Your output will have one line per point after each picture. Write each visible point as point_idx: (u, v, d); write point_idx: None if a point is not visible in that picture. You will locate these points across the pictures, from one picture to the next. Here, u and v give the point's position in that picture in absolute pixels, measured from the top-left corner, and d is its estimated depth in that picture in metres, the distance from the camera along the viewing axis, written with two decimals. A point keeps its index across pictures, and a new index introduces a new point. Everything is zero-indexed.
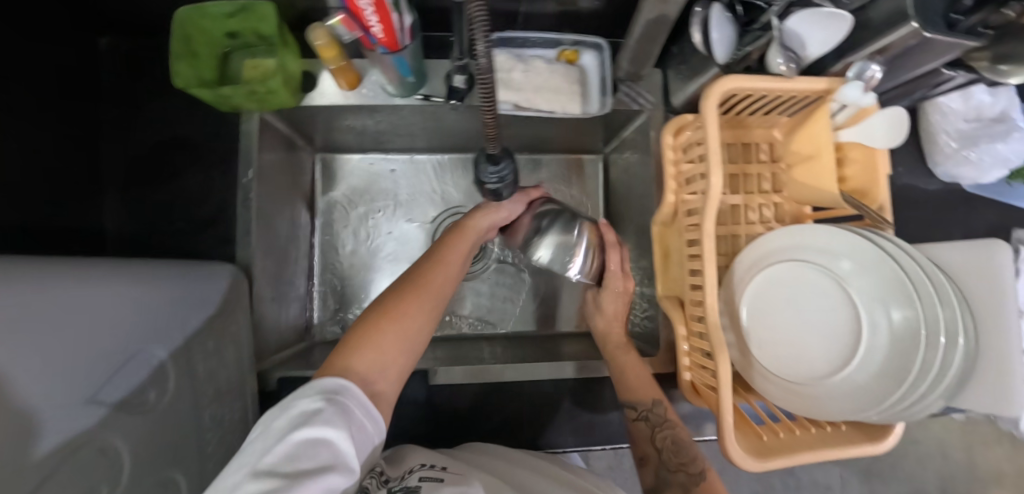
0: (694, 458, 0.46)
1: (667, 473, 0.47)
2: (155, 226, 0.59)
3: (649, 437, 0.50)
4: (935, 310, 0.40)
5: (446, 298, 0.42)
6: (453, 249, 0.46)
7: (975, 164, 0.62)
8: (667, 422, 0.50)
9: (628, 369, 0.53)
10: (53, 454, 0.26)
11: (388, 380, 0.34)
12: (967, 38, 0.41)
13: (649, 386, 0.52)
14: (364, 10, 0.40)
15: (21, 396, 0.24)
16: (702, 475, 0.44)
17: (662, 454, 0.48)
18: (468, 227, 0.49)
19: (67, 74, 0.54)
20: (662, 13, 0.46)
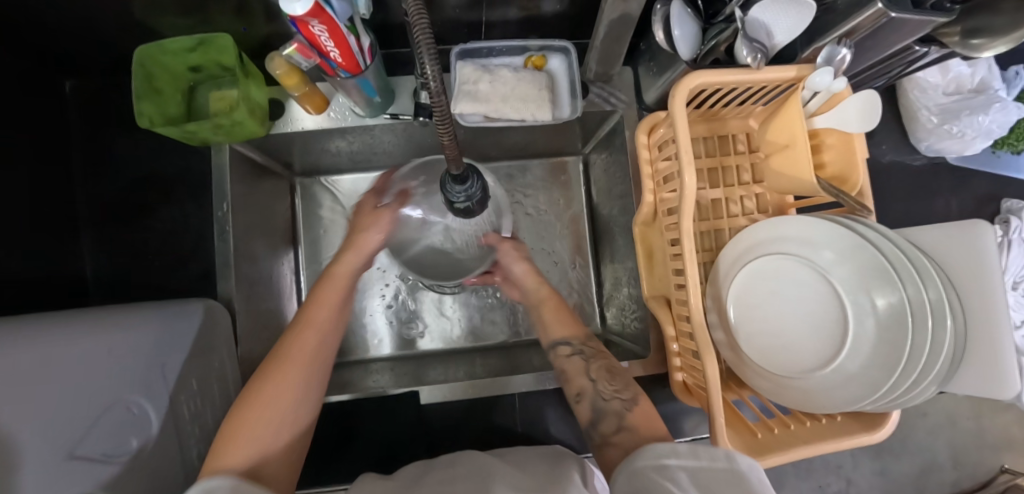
0: (628, 386, 0.46)
1: (604, 403, 0.45)
2: (136, 267, 0.59)
3: (583, 370, 0.49)
4: (920, 293, 0.39)
5: (324, 358, 0.43)
6: (320, 302, 0.46)
7: (958, 137, 0.61)
8: (597, 354, 0.50)
9: (553, 315, 0.55)
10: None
11: (269, 463, 0.35)
12: (936, 14, 0.40)
13: (575, 323, 0.54)
14: (319, 36, 0.39)
15: None
16: (634, 400, 0.44)
17: (596, 384, 0.47)
18: (337, 272, 0.50)
19: (37, 123, 0.54)
20: (624, 13, 0.45)
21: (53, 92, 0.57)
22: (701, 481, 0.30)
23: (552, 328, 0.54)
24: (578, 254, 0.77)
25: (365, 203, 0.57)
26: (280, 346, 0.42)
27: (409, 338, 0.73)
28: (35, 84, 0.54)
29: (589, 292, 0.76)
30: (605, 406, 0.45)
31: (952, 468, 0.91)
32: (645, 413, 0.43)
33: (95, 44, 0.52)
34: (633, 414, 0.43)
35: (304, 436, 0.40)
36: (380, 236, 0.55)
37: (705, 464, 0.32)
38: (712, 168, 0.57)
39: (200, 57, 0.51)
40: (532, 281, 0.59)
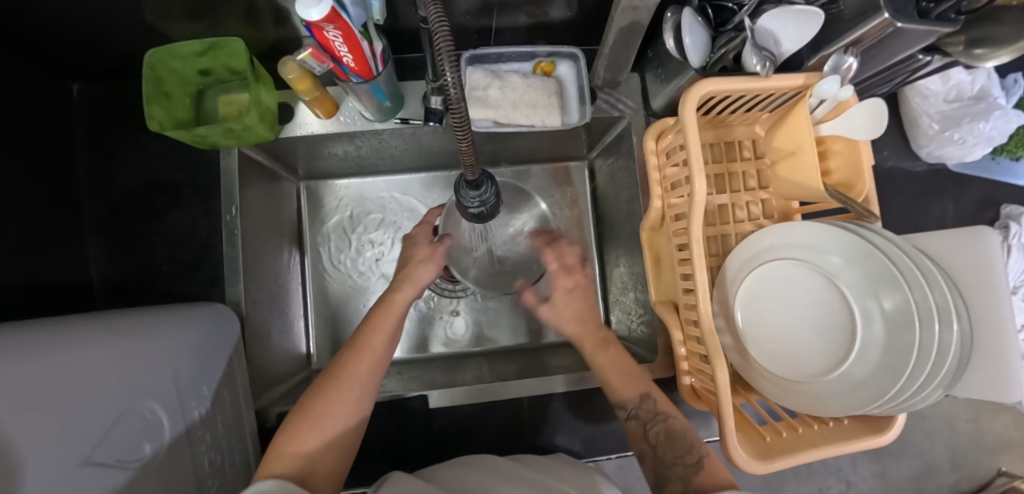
0: (692, 447, 0.43)
1: (667, 468, 0.43)
2: (142, 273, 0.59)
3: (642, 435, 0.47)
4: (926, 298, 0.40)
5: (377, 382, 0.46)
6: (374, 330, 0.48)
7: (959, 144, 0.62)
8: (659, 414, 0.47)
9: (609, 371, 0.51)
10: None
11: (320, 474, 0.38)
12: (940, 25, 0.41)
13: (630, 379, 0.50)
14: (333, 41, 0.40)
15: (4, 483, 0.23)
16: (700, 463, 0.42)
17: (656, 449, 0.45)
18: (394, 302, 0.52)
19: (41, 128, 0.54)
20: (634, 20, 0.46)
21: (58, 96, 0.57)
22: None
23: (613, 388, 0.50)
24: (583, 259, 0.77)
25: (419, 235, 0.59)
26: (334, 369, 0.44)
27: (415, 343, 0.73)
28: (39, 87, 0.53)
29: (595, 296, 0.76)
30: (669, 472, 0.43)
31: (950, 470, 0.92)
32: (713, 473, 0.40)
33: (101, 46, 0.52)
34: (700, 479, 0.40)
35: (350, 455, 0.43)
36: (433, 268, 0.57)
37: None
38: (719, 174, 0.58)
39: (210, 61, 0.51)
40: (583, 329, 0.56)
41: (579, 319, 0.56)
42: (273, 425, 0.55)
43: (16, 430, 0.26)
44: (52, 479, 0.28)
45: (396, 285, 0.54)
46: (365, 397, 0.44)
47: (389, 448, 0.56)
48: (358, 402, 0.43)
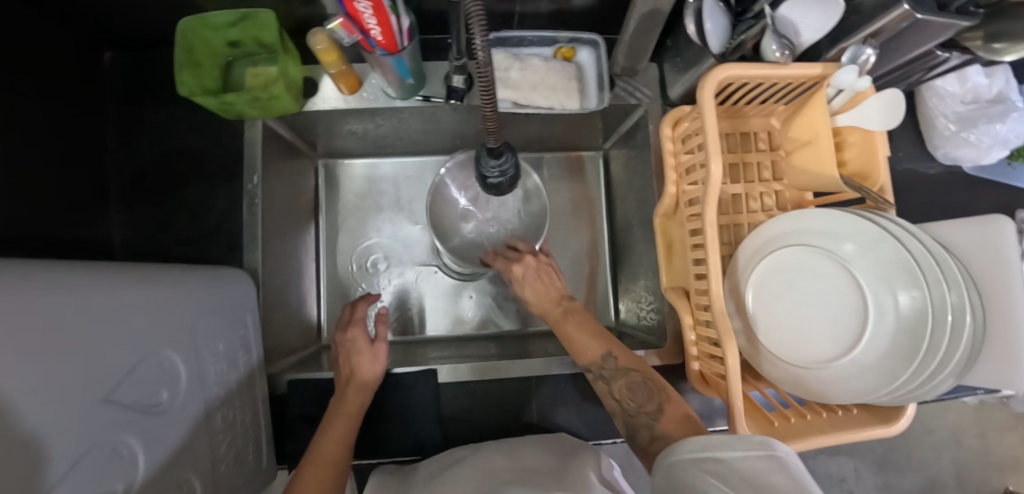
0: (652, 395, 0.44)
1: (632, 419, 0.45)
2: (161, 236, 0.60)
3: (609, 392, 0.48)
4: (941, 288, 0.40)
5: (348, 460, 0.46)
6: (338, 417, 0.49)
7: (975, 145, 0.63)
8: (622, 371, 0.47)
9: (574, 337, 0.52)
10: (62, 463, 0.26)
11: None
12: (959, 18, 0.42)
13: (596, 338, 0.50)
14: (363, 12, 0.41)
15: (29, 409, 0.24)
16: (660, 410, 0.43)
17: (622, 404, 0.46)
18: (345, 404, 0.50)
19: (74, 90, 0.55)
20: (655, 7, 0.47)
21: (93, 62, 0.59)
22: (745, 471, 0.30)
23: (578, 354, 0.51)
24: (593, 249, 0.78)
25: (355, 337, 0.56)
26: (312, 450, 0.45)
27: (420, 324, 0.74)
28: (75, 51, 0.55)
29: (603, 286, 0.77)
30: (634, 422, 0.44)
31: (955, 486, 0.90)
32: (674, 418, 0.42)
33: (136, 16, 0.54)
34: (661, 425, 0.42)
35: None
36: (378, 365, 0.54)
37: (750, 456, 0.31)
38: (733, 164, 0.58)
39: (240, 33, 0.52)
40: (546, 302, 0.57)
41: (544, 294, 0.57)
42: (284, 392, 0.57)
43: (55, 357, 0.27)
44: (72, 409, 0.28)
45: (346, 376, 0.54)
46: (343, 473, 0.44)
47: (396, 422, 0.57)
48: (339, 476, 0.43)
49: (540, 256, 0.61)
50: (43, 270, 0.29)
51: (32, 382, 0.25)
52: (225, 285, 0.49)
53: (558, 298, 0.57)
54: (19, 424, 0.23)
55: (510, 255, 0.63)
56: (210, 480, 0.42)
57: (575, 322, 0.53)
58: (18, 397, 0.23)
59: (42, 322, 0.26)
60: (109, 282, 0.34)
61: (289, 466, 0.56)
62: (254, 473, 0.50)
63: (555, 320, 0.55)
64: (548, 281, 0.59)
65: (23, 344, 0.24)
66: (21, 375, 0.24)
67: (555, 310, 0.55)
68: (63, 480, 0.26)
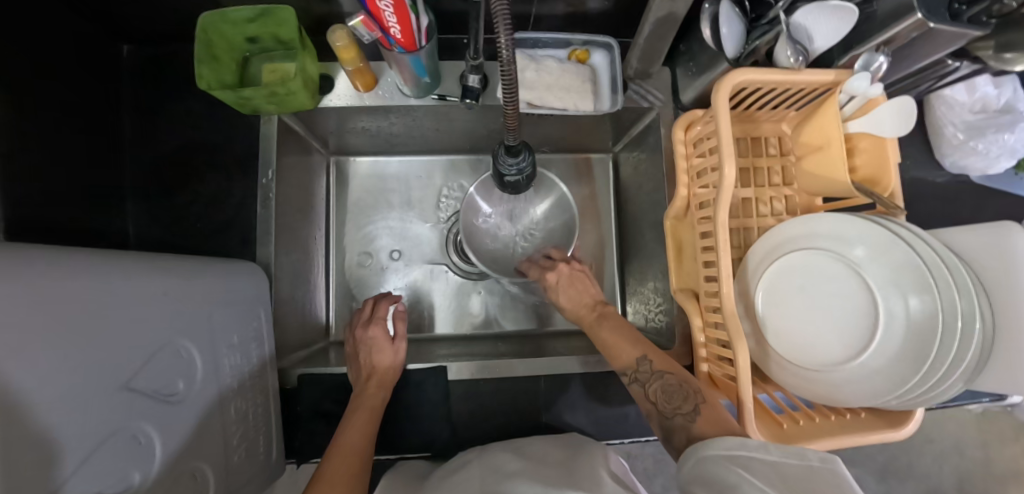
0: (688, 397, 0.43)
1: (668, 421, 0.43)
2: (176, 228, 0.61)
3: (644, 396, 0.47)
4: (952, 293, 0.41)
5: (371, 452, 0.47)
6: (359, 410, 0.50)
7: (982, 154, 0.63)
8: (658, 373, 0.47)
9: (609, 341, 0.52)
10: (81, 449, 0.27)
11: None
12: (971, 27, 0.43)
13: (630, 342, 0.50)
14: (384, 11, 0.41)
15: (51, 394, 0.24)
16: (696, 411, 0.42)
17: (658, 406, 0.45)
18: (367, 396, 0.51)
19: (93, 82, 0.56)
20: (671, 12, 0.47)
21: (111, 54, 0.59)
22: (782, 472, 0.31)
23: (613, 359, 0.51)
24: (601, 252, 0.78)
25: (375, 336, 0.57)
26: (337, 442, 0.46)
27: (429, 322, 0.74)
28: (94, 43, 0.56)
29: (611, 288, 0.77)
30: (670, 425, 0.43)
31: None
32: (713, 419, 0.40)
33: (155, 10, 0.55)
34: (699, 426, 0.40)
35: None
36: (393, 357, 0.56)
37: (788, 460, 0.32)
38: (744, 169, 0.59)
39: (259, 29, 0.53)
40: (581, 307, 0.57)
41: (578, 300, 0.58)
42: (294, 385, 0.57)
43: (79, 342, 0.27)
44: (92, 395, 0.28)
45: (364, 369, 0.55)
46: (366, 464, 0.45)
47: (404, 419, 0.57)
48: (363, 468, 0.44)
49: (573, 263, 0.62)
50: (65, 256, 0.30)
51: (54, 367, 0.25)
52: (239, 278, 0.49)
53: (592, 303, 0.58)
54: (40, 410, 0.23)
55: (542, 263, 0.64)
56: (222, 472, 0.42)
57: (610, 326, 0.54)
58: (41, 381, 0.23)
59: (67, 308, 0.27)
60: (130, 271, 0.34)
61: (299, 461, 0.56)
62: (264, 466, 0.50)
63: (589, 325, 0.56)
64: (583, 286, 0.60)
65: (49, 329, 0.25)
66: (44, 361, 0.24)
67: (590, 315, 0.56)
68: (82, 466, 0.27)
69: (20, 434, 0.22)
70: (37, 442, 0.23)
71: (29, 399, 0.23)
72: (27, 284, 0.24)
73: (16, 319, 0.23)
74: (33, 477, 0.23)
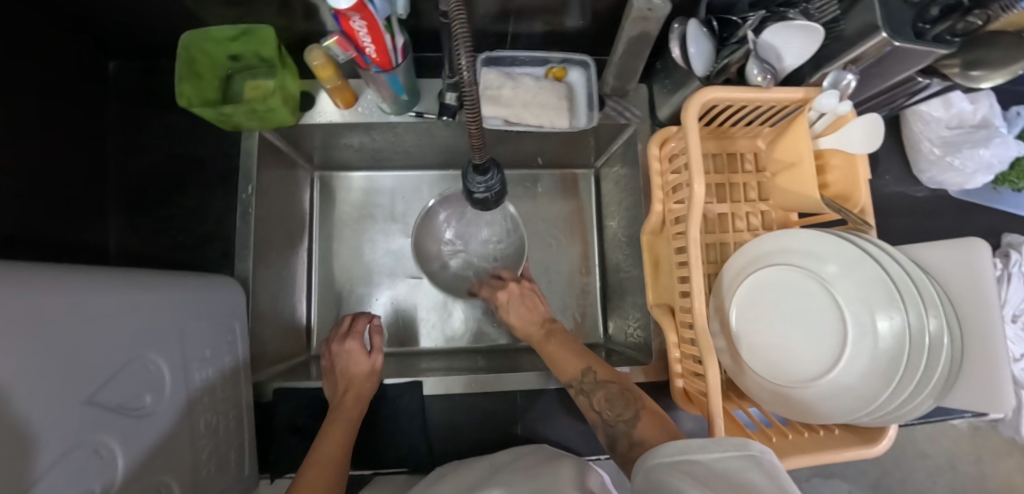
0: (629, 403, 0.45)
1: (612, 428, 0.45)
2: (158, 241, 0.62)
3: (589, 405, 0.48)
4: (920, 311, 0.41)
5: (347, 466, 0.46)
6: (333, 426, 0.49)
7: (959, 170, 0.64)
8: (601, 383, 0.48)
9: (556, 355, 0.54)
10: (47, 455, 0.27)
11: None
12: (937, 45, 0.43)
13: (575, 353, 0.53)
14: (358, 31, 0.42)
15: (20, 402, 0.25)
16: (637, 416, 0.44)
17: (601, 415, 0.46)
18: (344, 408, 0.51)
19: (79, 98, 0.57)
20: (643, 30, 0.49)
21: (97, 71, 0.60)
22: (719, 469, 0.31)
23: (560, 372, 0.53)
24: (583, 265, 0.79)
25: (351, 348, 0.57)
26: (312, 456, 0.46)
27: (411, 336, 0.74)
28: (81, 61, 0.57)
29: (594, 302, 0.78)
30: (614, 431, 0.45)
31: None
32: (654, 422, 0.43)
33: (142, 29, 0.56)
34: (640, 431, 0.42)
35: None
36: (366, 363, 0.56)
37: (727, 457, 0.32)
38: (720, 184, 0.59)
39: (241, 47, 0.54)
40: (531, 325, 0.59)
41: (528, 318, 0.60)
42: (269, 399, 0.57)
43: (53, 352, 0.28)
44: (58, 408, 0.28)
45: (340, 382, 0.55)
46: (340, 479, 0.45)
47: (380, 434, 0.57)
48: (337, 482, 0.44)
49: (523, 282, 0.64)
50: (40, 270, 0.31)
51: (25, 377, 0.25)
52: (214, 291, 0.50)
53: (541, 321, 0.60)
54: (6, 417, 0.24)
55: (494, 282, 0.67)
56: (191, 484, 0.42)
57: (556, 341, 0.56)
58: (15, 388, 0.24)
59: (41, 320, 0.27)
60: (104, 284, 0.35)
61: (273, 475, 0.56)
62: (236, 481, 0.50)
63: (536, 342, 0.58)
64: (535, 303, 0.62)
65: (22, 339, 0.26)
66: (15, 371, 0.25)
67: (538, 332, 0.58)
68: (49, 473, 0.27)
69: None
70: (13, 442, 0.24)
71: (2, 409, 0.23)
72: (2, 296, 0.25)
73: None
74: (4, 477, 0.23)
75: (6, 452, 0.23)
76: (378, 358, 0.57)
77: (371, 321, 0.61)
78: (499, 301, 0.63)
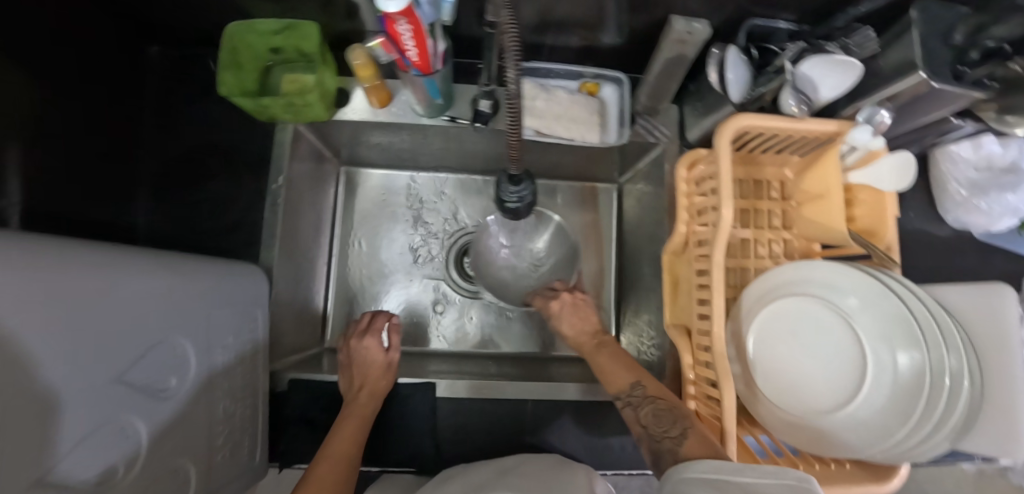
0: (677, 421, 0.43)
1: (657, 444, 0.43)
2: (184, 224, 0.63)
3: (635, 420, 0.47)
4: (941, 352, 0.41)
5: (358, 462, 0.47)
6: (348, 420, 0.50)
7: (985, 213, 0.63)
8: (650, 398, 0.47)
9: (605, 368, 0.54)
10: (74, 434, 0.27)
11: None
12: (973, 90, 0.44)
13: (626, 367, 0.52)
14: (402, 35, 0.43)
15: (52, 383, 0.25)
16: (684, 434, 0.41)
17: (648, 431, 0.45)
18: (359, 404, 0.52)
19: (117, 78, 0.58)
20: (681, 53, 0.49)
21: (137, 54, 0.62)
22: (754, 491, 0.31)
23: (610, 385, 0.52)
24: (599, 279, 0.79)
25: (369, 345, 0.57)
26: (326, 449, 0.46)
27: (422, 336, 0.75)
28: (123, 43, 0.59)
29: (607, 316, 0.78)
30: (658, 447, 0.43)
31: None
32: (700, 439, 0.40)
33: (187, 16, 0.57)
34: (685, 448, 0.40)
35: None
36: (381, 363, 0.56)
37: (763, 480, 0.31)
38: (745, 209, 0.59)
39: (283, 41, 0.55)
40: (582, 336, 0.59)
41: (580, 328, 0.60)
42: (283, 389, 0.57)
43: (89, 333, 0.29)
44: (87, 386, 0.29)
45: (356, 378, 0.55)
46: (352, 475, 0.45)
47: (390, 432, 0.57)
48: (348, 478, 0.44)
49: (576, 292, 0.65)
50: (86, 249, 0.31)
51: (57, 359, 0.26)
52: (240, 279, 0.51)
53: (593, 333, 0.60)
54: (35, 399, 0.24)
55: (547, 293, 0.67)
56: (205, 469, 0.43)
57: (607, 355, 0.55)
58: (44, 371, 0.24)
59: (83, 301, 0.28)
60: (141, 266, 0.36)
61: (282, 465, 0.56)
62: (246, 468, 0.51)
63: (587, 353, 0.58)
64: (588, 313, 0.62)
65: (62, 320, 0.26)
66: (49, 354, 0.25)
67: (589, 342, 0.58)
68: (74, 453, 0.28)
69: (23, 420, 0.23)
70: (40, 422, 0.24)
71: (29, 382, 0.23)
72: (51, 274, 0.26)
73: (39, 307, 0.24)
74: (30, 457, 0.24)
75: (32, 434, 0.23)
76: (394, 354, 0.58)
77: (390, 320, 0.62)
78: (553, 308, 0.63)
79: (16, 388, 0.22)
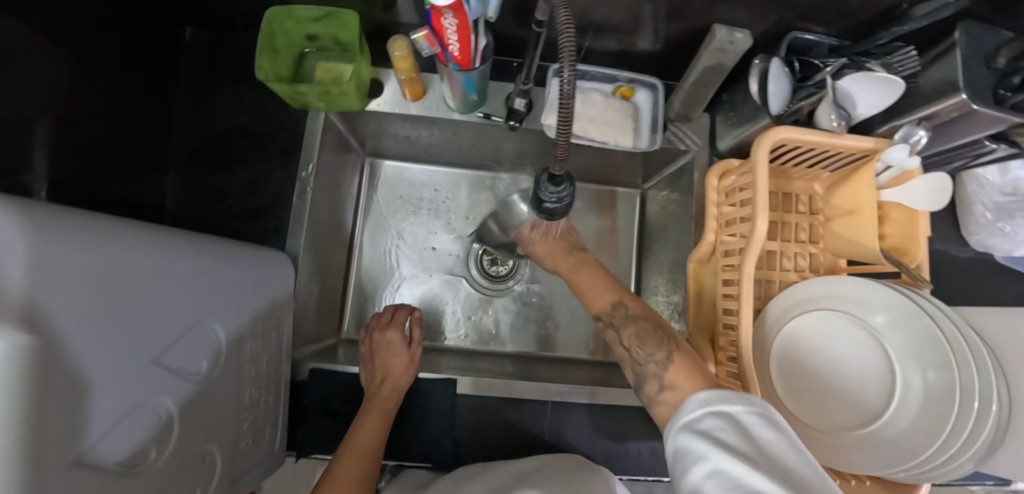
0: (662, 344, 0.44)
1: (641, 367, 0.43)
2: (210, 208, 0.62)
3: (619, 340, 0.48)
4: (971, 373, 0.41)
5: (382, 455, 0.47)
6: (370, 413, 0.49)
7: (1009, 236, 0.64)
8: (633, 319, 0.48)
9: (584, 285, 0.56)
10: (107, 417, 0.27)
11: None
12: (1014, 114, 0.44)
13: (608, 289, 0.53)
14: (447, 29, 0.43)
15: (88, 365, 0.25)
16: (669, 358, 0.42)
17: (632, 354, 0.45)
18: (381, 397, 0.51)
19: (151, 59, 0.58)
20: (719, 62, 0.49)
21: (172, 35, 0.61)
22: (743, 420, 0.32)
23: (591, 304, 0.54)
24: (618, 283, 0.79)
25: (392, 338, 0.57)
26: (350, 441, 0.46)
27: (439, 331, 0.75)
28: (159, 23, 0.58)
29: None
30: (643, 370, 0.43)
31: None
32: (685, 366, 0.41)
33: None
34: (671, 374, 0.41)
35: None
36: (403, 357, 0.56)
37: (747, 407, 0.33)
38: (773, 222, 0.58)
39: (320, 28, 0.54)
40: (558, 256, 0.62)
41: (554, 251, 0.63)
42: (304, 379, 0.57)
43: (125, 314, 0.28)
44: (124, 367, 0.28)
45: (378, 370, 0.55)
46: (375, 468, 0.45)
47: (409, 426, 0.57)
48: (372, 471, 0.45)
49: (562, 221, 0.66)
50: (129, 228, 0.31)
51: (95, 339, 0.25)
52: (268, 266, 0.50)
53: (570, 251, 0.62)
54: (73, 381, 0.23)
55: None
56: (228, 453, 0.43)
57: (586, 274, 0.58)
58: (83, 352, 0.24)
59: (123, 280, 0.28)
60: (180, 248, 0.36)
61: (298, 454, 0.56)
62: (266, 455, 0.50)
63: (566, 270, 0.60)
64: (569, 236, 0.64)
65: (101, 301, 0.26)
66: (87, 335, 0.24)
67: (568, 261, 0.61)
68: (105, 439, 0.27)
69: (59, 405, 0.22)
70: (76, 405, 0.24)
71: (70, 361, 0.23)
72: (96, 253, 0.26)
73: (81, 287, 0.24)
74: (66, 440, 0.23)
75: (68, 415, 0.23)
76: (416, 349, 0.58)
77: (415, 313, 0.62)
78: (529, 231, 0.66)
79: (55, 370, 0.22)
